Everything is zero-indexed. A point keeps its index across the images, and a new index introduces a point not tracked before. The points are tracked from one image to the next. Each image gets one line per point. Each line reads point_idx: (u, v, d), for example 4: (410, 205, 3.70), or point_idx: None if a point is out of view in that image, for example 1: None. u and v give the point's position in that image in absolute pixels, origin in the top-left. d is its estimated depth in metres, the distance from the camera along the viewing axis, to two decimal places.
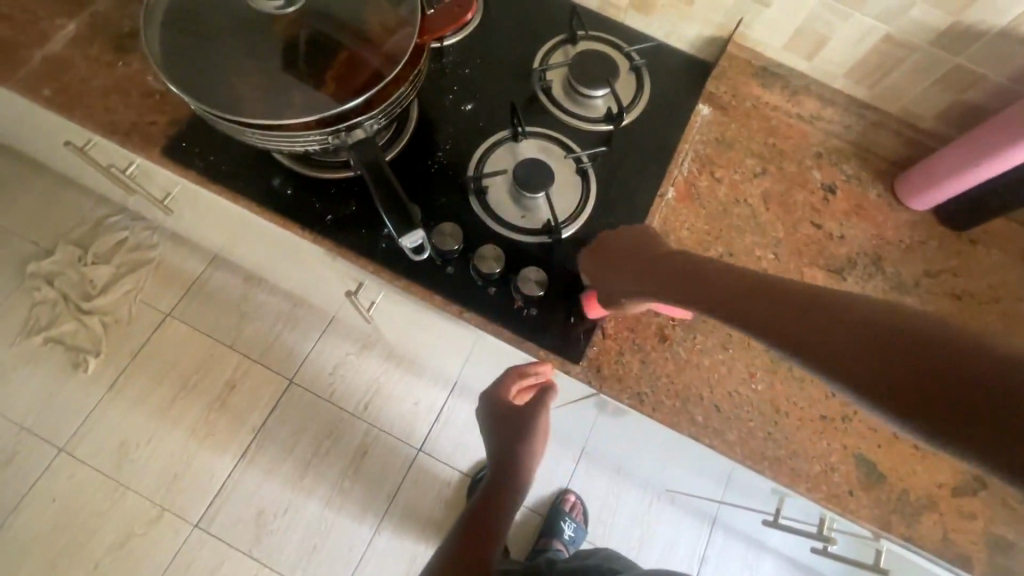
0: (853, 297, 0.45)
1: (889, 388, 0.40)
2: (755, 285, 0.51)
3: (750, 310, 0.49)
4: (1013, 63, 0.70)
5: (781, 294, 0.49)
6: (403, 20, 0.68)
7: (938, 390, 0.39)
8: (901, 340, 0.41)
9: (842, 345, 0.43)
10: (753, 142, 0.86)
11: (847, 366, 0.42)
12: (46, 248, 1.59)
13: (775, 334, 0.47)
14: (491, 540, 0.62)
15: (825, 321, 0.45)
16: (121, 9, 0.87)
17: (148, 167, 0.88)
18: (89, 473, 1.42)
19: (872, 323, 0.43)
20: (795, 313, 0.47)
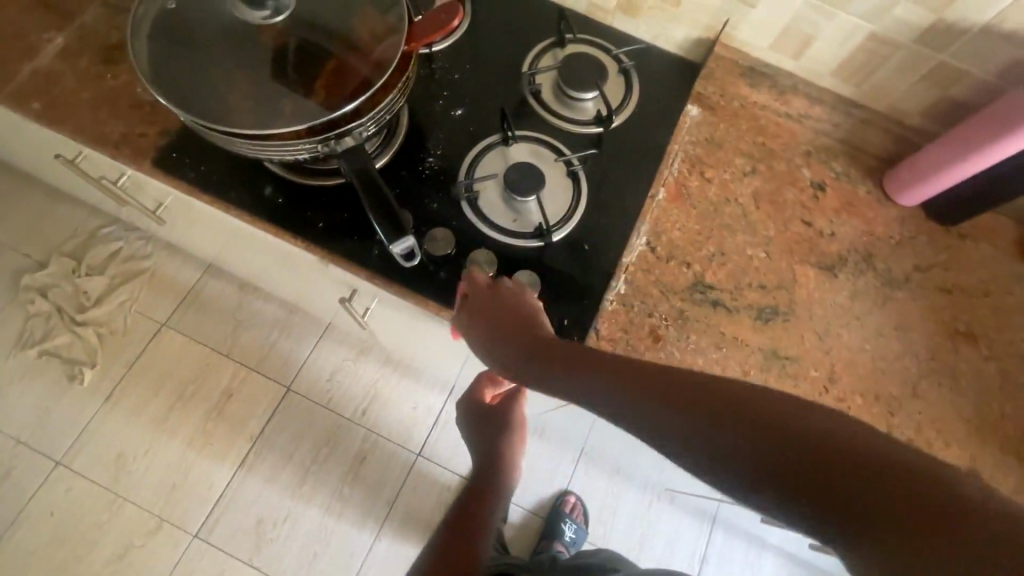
0: (723, 382, 0.45)
1: (772, 482, 0.40)
2: (639, 366, 0.51)
3: (637, 395, 0.48)
4: (997, 59, 0.71)
5: (661, 374, 0.48)
6: (390, 27, 0.68)
7: (814, 479, 0.39)
8: (773, 430, 0.41)
9: (721, 435, 0.42)
10: (743, 142, 0.86)
11: (729, 459, 0.42)
12: (40, 261, 1.58)
13: (661, 424, 0.45)
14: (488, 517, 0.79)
15: (699, 412, 0.44)
16: (109, 20, 0.87)
17: (139, 178, 0.88)
18: (87, 485, 1.41)
19: (747, 410, 0.42)
20: (675, 400, 0.45)
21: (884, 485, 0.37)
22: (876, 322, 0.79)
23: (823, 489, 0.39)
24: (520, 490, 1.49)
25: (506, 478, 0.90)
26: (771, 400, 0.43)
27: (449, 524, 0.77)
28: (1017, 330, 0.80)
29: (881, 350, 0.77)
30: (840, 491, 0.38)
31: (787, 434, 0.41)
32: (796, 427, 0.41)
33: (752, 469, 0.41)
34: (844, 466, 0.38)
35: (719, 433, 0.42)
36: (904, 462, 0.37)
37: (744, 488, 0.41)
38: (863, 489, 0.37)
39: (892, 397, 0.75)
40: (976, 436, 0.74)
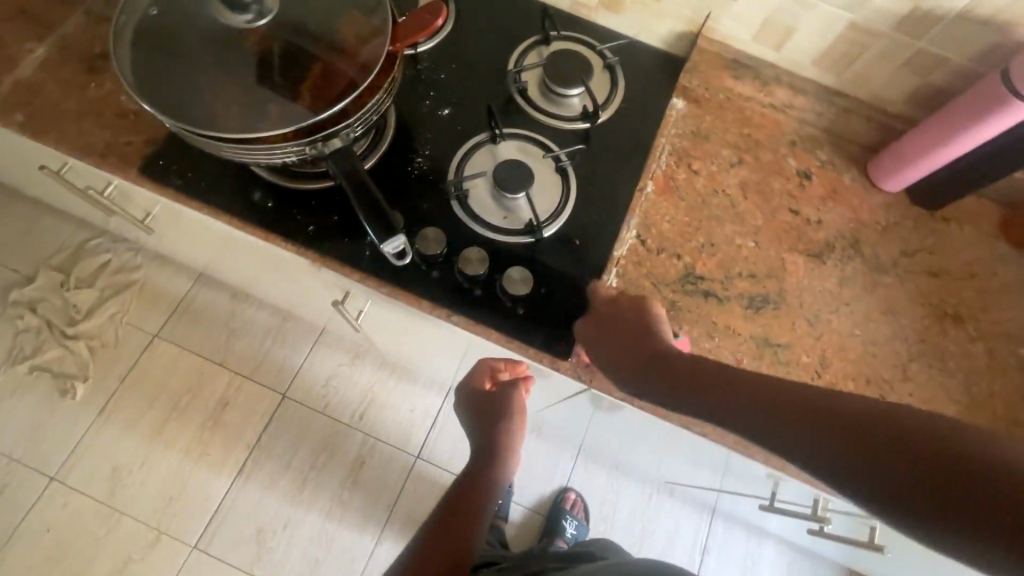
0: (797, 384, 0.51)
1: (843, 470, 0.44)
2: (717, 369, 0.57)
3: (716, 399, 0.54)
4: (974, 44, 0.72)
5: (737, 379, 0.54)
6: (374, 29, 0.69)
7: (881, 464, 0.43)
8: (841, 424, 0.46)
9: (793, 430, 0.48)
10: (728, 133, 0.87)
11: (803, 451, 0.47)
12: (27, 275, 1.56)
13: (737, 426, 0.52)
14: (478, 512, 0.82)
15: (810, 424, 0.47)
16: (91, 29, 0.86)
17: (127, 187, 0.87)
18: (83, 501, 1.40)
19: (816, 407, 0.48)
20: (751, 400, 0.52)
21: (948, 471, 0.41)
22: (865, 307, 0.80)
23: (890, 476, 0.42)
24: (521, 488, 1.49)
25: (504, 469, 0.90)
26: (841, 398, 0.48)
27: (441, 519, 0.81)
28: (1003, 311, 0.81)
29: (871, 334, 0.78)
30: (908, 475, 0.42)
31: (854, 427, 0.45)
32: (864, 419, 0.45)
33: (823, 461, 0.45)
34: (909, 454, 0.42)
35: (792, 428, 0.48)
36: (969, 447, 0.41)
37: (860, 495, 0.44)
38: (927, 473, 0.41)
39: (882, 380, 0.76)
40: (966, 416, 0.75)
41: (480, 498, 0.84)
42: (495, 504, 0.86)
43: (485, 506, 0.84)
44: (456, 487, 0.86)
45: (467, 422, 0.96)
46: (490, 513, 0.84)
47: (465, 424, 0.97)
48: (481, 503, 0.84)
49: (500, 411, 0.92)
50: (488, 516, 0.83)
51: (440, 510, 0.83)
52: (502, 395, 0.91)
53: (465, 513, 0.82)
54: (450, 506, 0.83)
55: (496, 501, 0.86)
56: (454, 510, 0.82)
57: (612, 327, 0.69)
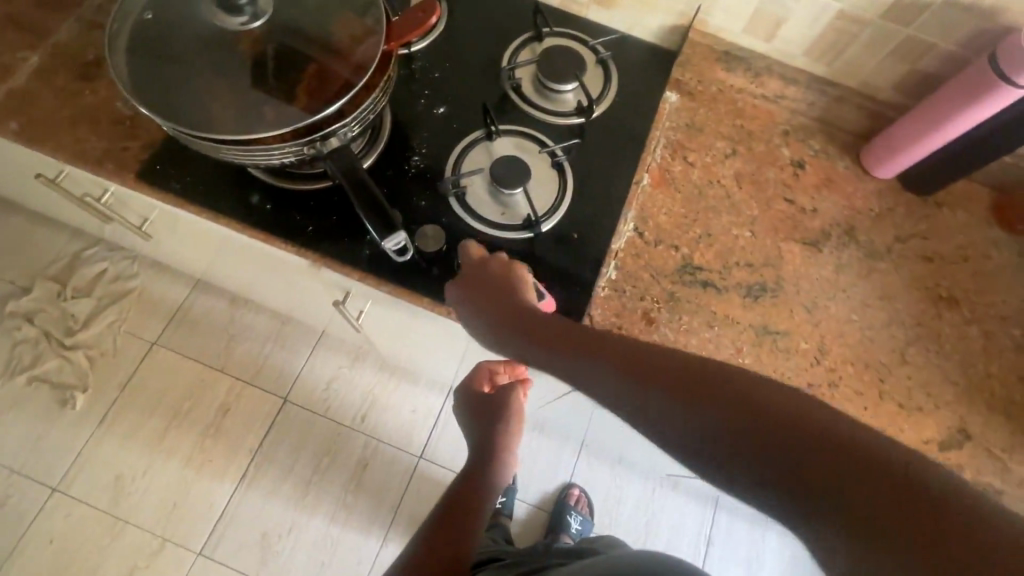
0: (745, 379, 0.49)
1: (780, 476, 0.44)
2: (662, 359, 0.54)
3: (659, 392, 0.51)
4: (962, 30, 0.73)
5: (681, 370, 0.52)
6: (368, 28, 0.69)
7: (819, 474, 0.42)
8: (786, 429, 0.45)
9: (736, 429, 0.46)
10: (721, 125, 0.88)
11: (743, 451, 0.46)
12: (24, 287, 1.56)
13: (669, 413, 0.50)
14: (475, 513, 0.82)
15: (747, 417, 0.46)
16: (84, 36, 0.86)
17: (124, 194, 0.87)
18: (86, 511, 1.39)
19: (762, 408, 0.46)
20: (696, 396, 0.49)
21: (885, 490, 0.40)
22: (862, 293, 0.81)
23: (825, 489, 0.42)
24: (525, 485, 1.50)
25: (502, 468, 0.90)
26: (788, 401, 0.46)
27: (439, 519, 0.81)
28: (997, 293, 0.82)
29: (869, 320, 0.79)
30: (836, 488, 0.42)
31: (797, 434, 0.44)
32: (810, 427, 0.44)
33: (761, 462, 0.45)
34: (850, 468, 0.42)
35: (735, 428, 0.46)
36: (908, 471, 0.40)
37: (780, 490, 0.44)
38: (865, 489, 0.41)
39: (881, 365, 0.77)
40: (964, 398, 0.76)
41: (477, 499, 0.84)
42: (494, 504, 0.86)
43: (483, 507, 0.84)
44: (454, 488, 0.86)
45: (466, 424, 0.96)
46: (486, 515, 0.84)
47: (463, 423, 0.97)
48: (479, 505, 0.84)
49: (499, 412, 0.91)
50: (486, 517, 0.84)
51: (437, 511, 0.83)
52: (501, 396, 0.91)
53: (462, 515, 0.81)
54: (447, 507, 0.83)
55: (495, 501, 0.87)
56: (451, 511, 0.82)
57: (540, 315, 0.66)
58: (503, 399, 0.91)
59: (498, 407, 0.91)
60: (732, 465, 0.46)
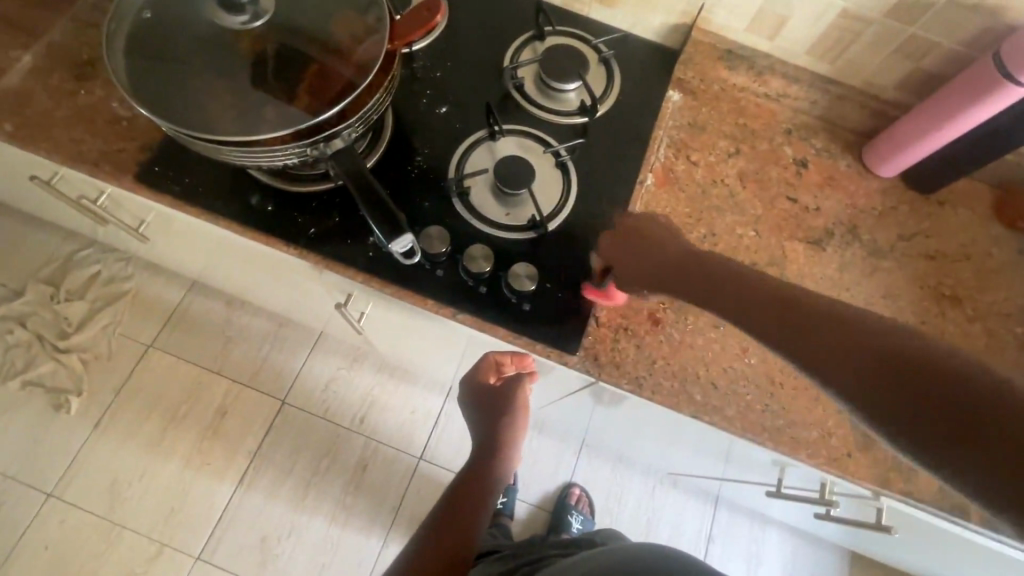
0: (841, 308, 0.52)
1: (872, 391, 0.47)
2: (753, 285, 0.56)
3: (753, 315, 0.54)
4: (966, 30, 0.73)
5: (774, 298, 0.54)
6: (369, 28, 0.68)
7: (911, 393, 0.46)
8: (881, 351, 0.48)
9: (814, 342, 0.51)
10: (724, 124, 0.88)
11: (832, 370, 0.49)
12: (15, 290, 1.53)
13: (764, 328, 0.53)
14: (480, 506, 0.82)
15: (840, 337, 0.50)
16: (78, 35, 0.84)
17: (120, 196, 0.86)
18: (83, 516, 1.38)
19: (847, 332, 0.50)
20: (792, 320, 0.53)
21: (952, 398, 0.45)
22: (865, 292, 0.81)
23: (914, 408, 0.46)
24: (526, 485, 1.49)
25: (506, 464, 0.89)
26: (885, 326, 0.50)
27: (444, 511, 0.81)
28: (999, 290, 0.82)
29: None
30: (922, 401, 0.46)
31: (893, 357, 0.48)
32: (894, 348, 0.48)
33: (852, 381, 0.48)
34: (937, 385, 0.46)
35: (830, 350, 0.50)
36: (1002, 391, 0.44)
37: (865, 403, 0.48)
38: (956, 406, 0.45)
39: None
40: None
41: (482, 493, 0.84)
42: (498, 499, 0.86)
43: (488, 501, 0.84)
44: (459, 479, 0.86)
45: (469, 413, 0.94)
46: (491, 506, 0.84)
47: (467, 415, 0.95)
48: (483, 499, 0.83)
49: (502, 405, 0.89)
50: (490, 510, 0.83)
51: (442, 503, 0.83)
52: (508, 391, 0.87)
53: (468, 507, 0.81)
54: (450, 499, 0.83)
55: (499, 495, 0.86)
56: (454, 505, 0.82)
57: (645, 243, 0.65)
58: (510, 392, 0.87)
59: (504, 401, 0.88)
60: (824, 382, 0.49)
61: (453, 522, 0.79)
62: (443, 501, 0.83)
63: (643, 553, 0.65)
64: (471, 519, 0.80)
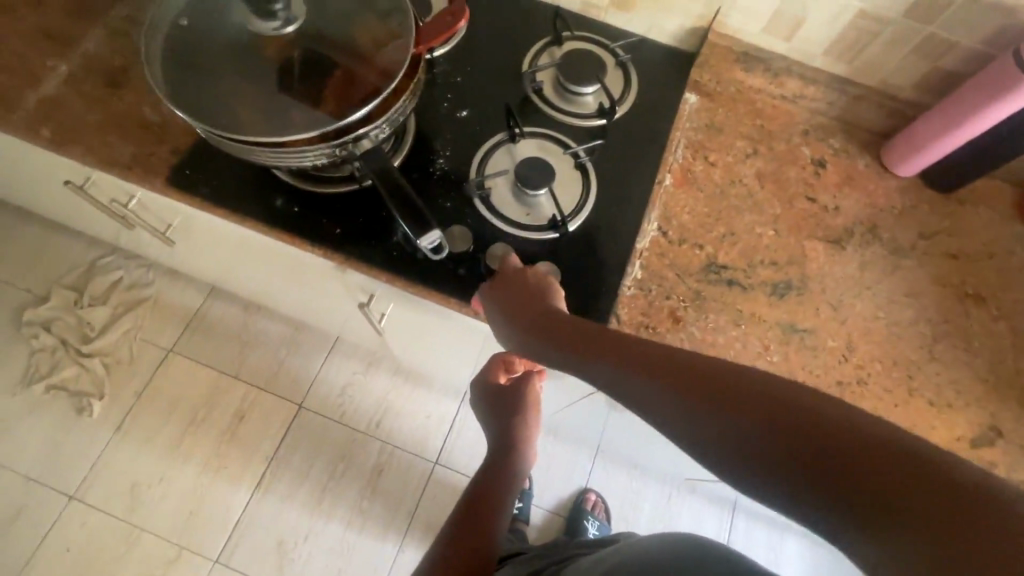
0: (747, 381, 0.46)
1: (792, 479, 0.42)
2: (651, 352, 0.53)
3: (657, 396, 0.50)
4: (984, 28, 0.74)
5: (667, 359, 0.52)
6: (393, 33, 0.70)
7: (831, 478, 0.40)
8: (790, 429, 0.42)
9: (714, 414, 0.46)
10: (742, 125, 0.88)
11: (748, 456, 0.44)
12: (41, 295, 1.57)
13: (663, 399, 0.49)
14: (500, 503, 0.83)
15: (737, 406, 0.45)
16: (111, 44, 0.87)
17: (149, 199, 0.88)
18: (104, 518, 1.39)
19: (743, 397, 0.45)
20: (697, 397, 0.48)
21: (869, 468, 0.39)
22: (887, 290, 0.80)
23: (832, 481, 0.40)
24: (540, 490, 1.49)
25: (521, 462, 0.91)
26: (795, 397, 0.44)
27: (462, 510, 0.81)
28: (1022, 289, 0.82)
29: (895, 317, 0.79)
30: (833, 474, 0.40)
31: (804, 435, 0.42)
32: (797, 412, 0.43)
33: (766, 463, 0.43)
34: (848, 454, 0.40)
35: (740, 432, 0.44)
36: (906, 450, 0.38)
37: (778, 478, 0.42)
38: (881, 491, 0.38)
39: (909, 362, 0.77)
40: (993, 394, 0.75)
41: (502, 491, 0.84)
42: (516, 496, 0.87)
43: (508, 500, 0.84)
44: (476, 480, 0.86)
45: (481, 418, 0.95)
46: (509, 505, 0.85)
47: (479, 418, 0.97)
48: (503, 498, 0.84)
49: (514, 404, 0.92)
50: (510, 508, 0.84)
51: (461, 505, 0.83)
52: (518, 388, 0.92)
53: (488, 505, 0.82)
54: (470, 500, 0.83)
55: (516, 494, 0.87)
56: (476, 502, 0.82)
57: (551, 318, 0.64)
58: (519, 390, 0.92)
59: (515, 399, 0.91)
60: (746, 467, 0.44)
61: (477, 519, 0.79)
62: (462, 503, 0.83)
63: (636, 555, 0.64)
64: (492, 515, 0.80)
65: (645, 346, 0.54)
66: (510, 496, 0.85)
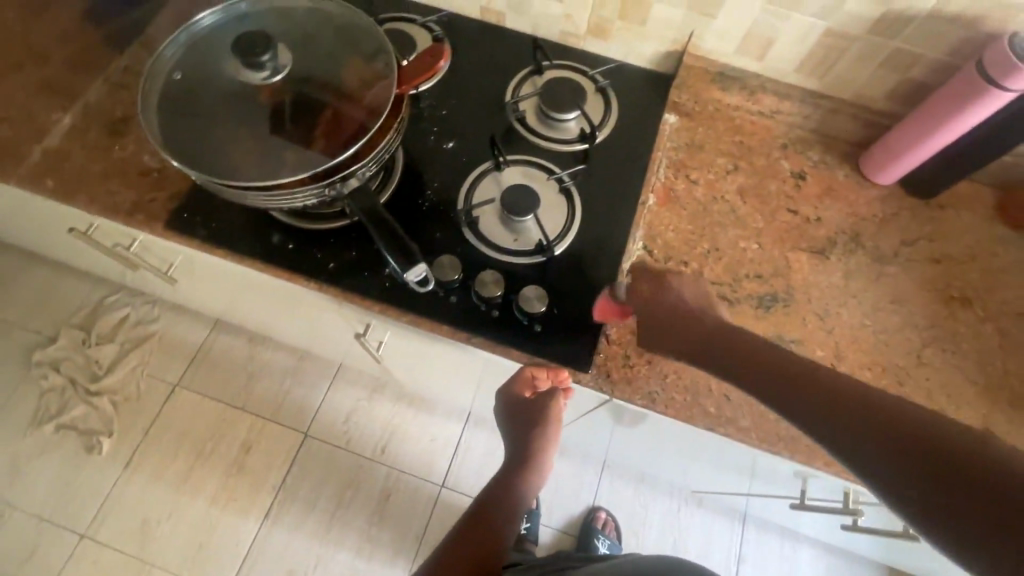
0: (869, 392, 0.52)
1: (901, 471, 0.48)
2: (767, 354, 0.58)
3: (767, 390, 0.56)
4: (947, 40, 0.76)
5: (781, 362, 0.57)
6: (378, 74, 0.73)
7: (934, 472, 0.47)
8: (907, 432, 0.49)
9: (819, 410, 0.52)
10: (721, 143, 0.91)
11: (860, 446, 0.50)
12: (49, 336, 1.60)
13: (778, 396, 0.55)
14: (509, 520, 0.82)
15: (843, 407, 0.52)
16: (111, 95, 0.91)
17: (151, 241, 0.91)
18: (115, 556, 1.40)
19: (850, 399, 0.52)
20: (808, 396, 0.53)
21: (958, 469, 0.46)
22: (873, 297, 0.82)
23: (925, 479, 0.47)
24: (549, 509, 1.48)
25: (536, 474, 0.86)
26: (887, 398, 0.52)
27: (471, 523, 0.82)
28: (1008, 290, 0.83)
29: (882, 323, 0.80)
30: (927, 471, 0.47)
31: (920, 439, 0.48)
32: (900, 416, 0.50)
33: (865, 455, 0.49)
34: (940, 456, 0.47)
35: (841, 422, 0.51)
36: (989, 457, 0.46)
37: (873, 471, 0.49)
38: (957, 482, 0.46)
39: (898, 368, 0.77)
40: (985, 396, 0.76)
41: (511, 508, 0.83)
42: (526, 508, 0.85)
43: (516, 515, 0.83)
44: (487, 489, 0.85)
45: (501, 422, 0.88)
46: (519, 519, 0.84)
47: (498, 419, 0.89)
48: (508, 517, 0.82)
49: (534, 418, 0.83)
50: (517, 526, 0.83)
51: (467, 516, 0.84)
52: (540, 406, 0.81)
53: (495, 522, 0.81)
54: (475, 515, 0.83)
55: (526, 509, 0.85)
56: (483, 514, 0.82)
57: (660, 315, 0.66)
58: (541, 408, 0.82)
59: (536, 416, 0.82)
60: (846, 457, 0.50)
61: (482, 539, 0.79)
62: (470, 513, 0.83)
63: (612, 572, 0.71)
64: (498, 535, 0.80)
65: (759, 347, 0.59)
66: (520, 512, 0.84)
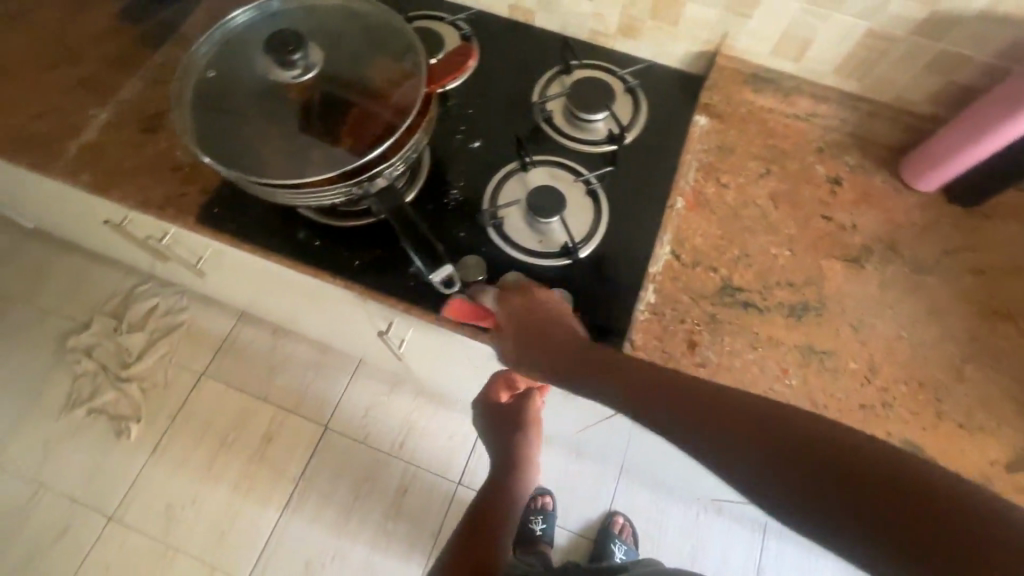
0: (825, 424, 0.47)
1: (863, 521, 0.43)
2: (673, 382, 0.54)
3: (679, 424, 0.51)
4: (997, 42, 0.72)
5: (692, 392, 0.53)
6: (406, 72, 0.73)
7: (894, 515, 0.42)
8: (871, 477, 0.44)
9: (751, 450, 0.47)
10: (754, 145, 0.88)
11: (819, 493, 0.44)
12: (82, 323, 1.65)
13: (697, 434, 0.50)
14: (505, 519, 0.92)
15: (788, 445, 0.47)
16: (146, 91, 0.93)
17: (181, 235, 0.93)
18: (140, 539, 1.44)
19: (797, 435, 0.47)
20: (743, 431, 0.49)
21: (922, 510, 0.42)
22: (910, 309, 0.79)
23: (881, 520, 0.43)
24: (565, 511, 1.48)
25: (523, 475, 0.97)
26: (834, 429, 0.47)
27: (471, 527, 0.90)
28: None
29: (919, 336, 0.77)
30: (881, 510, 0.43)
31: (873, 476, 0.44)
32: (846, 450, 0.45)
33: (817, 501, 0.44)
34: (898, 493, 0.43)
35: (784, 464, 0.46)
36: (947, 489, 0.42)
37: (823, 516, 0.44)
38: (923, 523, 0.42)
39: (936, 383, 0.74)
40: None
41: (506, 508, 0.92)
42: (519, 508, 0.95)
43: (511, 514, 0.93)
44: (483, 495, 0.94)
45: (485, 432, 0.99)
46: (513, 518, 0.93)
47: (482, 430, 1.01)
48: (505, 516, 0.92)
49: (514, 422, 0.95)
50: (514, 525, 0.92)
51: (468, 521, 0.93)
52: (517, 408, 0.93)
53: (493, 523, 0.90)
54: (474, 518, 0.92)
55: (520, 509, 0.95)
56: (481, 518, 0.91)
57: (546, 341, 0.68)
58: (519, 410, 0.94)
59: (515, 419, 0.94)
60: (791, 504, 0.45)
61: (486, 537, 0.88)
62: (469, 519, 0.92)
63: None
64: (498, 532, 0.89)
65: (668, 376, 0.55)
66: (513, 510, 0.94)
